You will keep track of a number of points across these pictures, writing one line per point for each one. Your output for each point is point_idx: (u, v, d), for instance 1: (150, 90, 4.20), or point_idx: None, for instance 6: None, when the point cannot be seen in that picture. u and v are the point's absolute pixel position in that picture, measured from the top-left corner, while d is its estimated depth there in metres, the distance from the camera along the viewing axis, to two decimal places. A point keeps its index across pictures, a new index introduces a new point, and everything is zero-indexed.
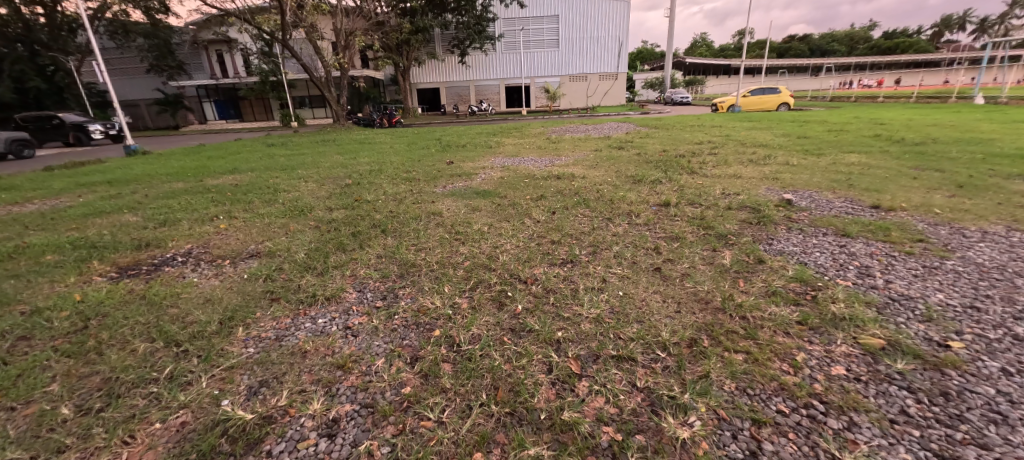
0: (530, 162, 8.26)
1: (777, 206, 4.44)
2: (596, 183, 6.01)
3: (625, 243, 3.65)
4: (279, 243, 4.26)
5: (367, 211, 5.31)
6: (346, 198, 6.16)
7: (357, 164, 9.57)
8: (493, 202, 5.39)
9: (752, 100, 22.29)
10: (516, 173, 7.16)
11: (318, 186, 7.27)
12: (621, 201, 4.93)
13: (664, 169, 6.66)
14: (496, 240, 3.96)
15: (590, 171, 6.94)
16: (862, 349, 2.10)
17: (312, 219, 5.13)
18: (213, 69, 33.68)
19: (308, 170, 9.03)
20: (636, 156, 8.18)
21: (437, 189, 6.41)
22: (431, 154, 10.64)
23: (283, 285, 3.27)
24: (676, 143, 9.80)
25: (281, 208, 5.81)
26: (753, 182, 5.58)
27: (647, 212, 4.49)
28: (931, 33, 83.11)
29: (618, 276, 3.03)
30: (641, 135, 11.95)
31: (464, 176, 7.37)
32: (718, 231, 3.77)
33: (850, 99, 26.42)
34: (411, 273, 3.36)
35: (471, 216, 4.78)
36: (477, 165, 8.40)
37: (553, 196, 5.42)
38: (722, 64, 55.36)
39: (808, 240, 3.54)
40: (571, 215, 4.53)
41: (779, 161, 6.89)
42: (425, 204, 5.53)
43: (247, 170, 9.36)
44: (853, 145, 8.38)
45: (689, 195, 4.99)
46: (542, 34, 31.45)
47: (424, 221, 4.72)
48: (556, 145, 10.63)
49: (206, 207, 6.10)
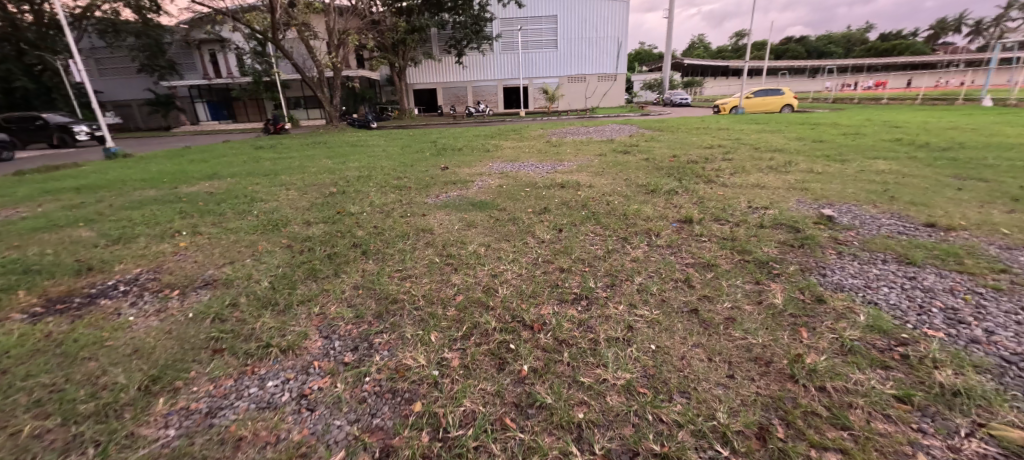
0: (531, 168, 7.69)
1: (816, 224, 3.87)
2: (604, 193, 5.45)
3: (648, 272, 3.07)
4: (240, 268, 3.65)
5: (349, 226, 4.72)
6: (328, 209, 5.56)
7: (346, 169, 8.98)
8: (491, 216, 4.81)
9: (755, 102, 21.89)
10: (516, 181, 6.57)
11: (299, 194, 6.65)
12: (636, 215, 4.36)
13: (678, 177, 6.11)
14: (494, 266, 3.36)
15: (597, 179, 6.38)
16: (1001, 447, 1.53)
17: (285, 236, 4.52)
18: (205, 69, 32.95)
19: (292, 176, 8.43)
20: (644, 162, 7.63)
21: (428, 199, 5.82)
22: (425, 158, 10.05)
23: (232, 328, 2.66)
24: (684, 147, 9.25)
25: (254, 221, 5.19)
26: (781, 193, 5.02)
27: (668, 230, 3.91)
28: (928, 35, 83.12)
29: (645, 320, 2.44)
30: (646, 138, 11.39)
31: (460, 183, 6.79)
32: (756, 257, 3.19)
33: (853, 100, 25.99)
34: (390, 313, 2.76)
35: (466, 234, 4.19)
36: (474, 171, 7.82)
37: (559, 209, 4.86)
38: (721, 65, 54.96)
39: (867, 270, 2.97)
40: (580, 234, 3.94)
41: (801, 168, 6.35)
42: (415, 217, 4.94)
43: (227, 176, 8.74)
44: (875, 150, 7.85)
45: (712, 208, 4.43)
46: (541, 34, 30.91)
47: (412, 239, 4.14)
48: (558, 149, 10.07)
49: (171, 219, 5.49)
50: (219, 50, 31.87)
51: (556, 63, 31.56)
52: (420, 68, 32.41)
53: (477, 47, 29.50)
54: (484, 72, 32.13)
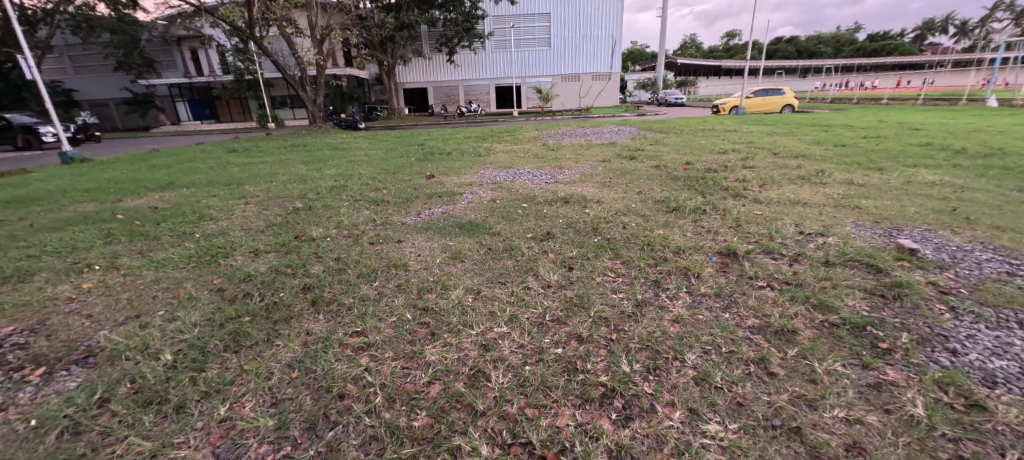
0: (527, 177, 6.79)
1: (898, 260, 3.03)
2: (617, 211, 4.62)
3: (702, 342, 2.18)
4: (141, 328, 2.70)
5: (306, 258, 3.78)
6: (284, 232, 4.59)
7: (320, 178, 8.02)
8: (482, 242, 3.92)
9: (758, 101, 21.28)
10: (511, 194, 5.67)
11: (258, 210, 5.68)
12: (664, 244, 3.48)
13: (699, 190, 5.25)
14: (485, 329, 2.46)
15: (606, 192, 5.50)
16: None
17: (222, 272, 3.58)
18: (186, 67, 31.49)
19: (258, 186, 7.47)
20: (655, 170, 6.78)
21: (407, 218, 4.91)
22: (410, 163, 9.12)
23: (83, 455, 1.73)
24: (693, 152, 8.42)
25: (192, 249, 4.23)
26: (828, 212, 4.20)
27: (709, 268, 3.03)
28: (915, 36, 83.77)
29: (720, 449, 1.56)
30: (651, 141, 10.54)
31: (446, 196, 5.89)
32: (846, 319, 2.32)
33: (853, 100, 25.48)
34: (329, 422, 1.84)
35: (450, 272, 3.28)
36: (463, 180, 6.91)
37: (566, 233, 3.98)
38: (714, 65, 54.64)
39: (1009, 342, 2.10)
40: (598, 275, 3.05)
41: (838, 179, 5.54)
42: (388, 245, 4.01)
43: (185, 186, 7.72)
44: (907, 155, 7.11)
45: (755, 236, 3.60)
46: (534, 32, 30.03)
47: (380, 279, 3.22)
48: (555, 154, 9.18)
49: (92, 245, 4.50)
50: (200, 47, 30.46)
51: (550, 61, 30.71)
52: (410, 66, 31.32)
53: (468, 45, 28.52)
54: (476, 71, 31.16)
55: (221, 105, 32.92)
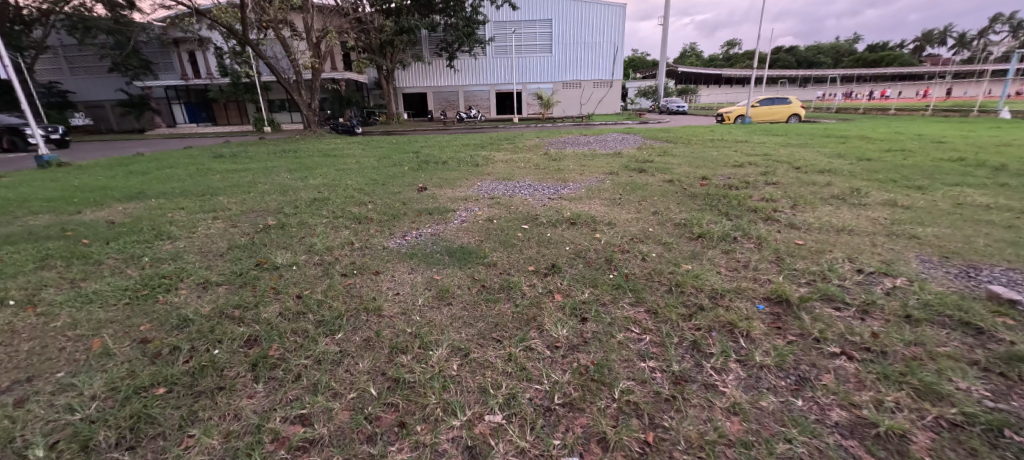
0: (528, 192, 6.19)
1: (996, 315, 2.42)
2: (632, 236, 4.00)
3: (778, 456, 1.54)
4: (16, 406, 2.02)
5: (261, 296, 3.13)
6: (245, 258, 3.94)
7: (303, 188, 7.39)
8: (475, 276, 3.28)
9: (762, 110, 20.67)
10: (510, 212, 5.06)
11: (224, 228, 5.03)
12: (697, 285, 2.85)
13: (723, 211, 4.63)
14: (473, 419, 1.81)
15: (616, 212, 4.89)
16: None
17: (157, 313, 2.93)
18: (183, 69, 31.00)
19: (235, 197, 6.84)
20: (668, 185, 6.18)
21: (391, 241, 4.28)
22: (403, 173, 8.52)
23: None
24: (706, 164, 7.82)
25: (132, 279, 3.58)
26: (883, 243, 3.59)
27: (761, 324, 2.39)
28: (914, 47, 84.11)
29: None
30: (659, 152, 9.96)
31: (437, 213, 5.27)
32: (972, 416, 1.69)
33: (859, 110, 25.06)
34: None
35: (434, 320, 2.65)
36: (457, 194, 6.29)
37: (576, 266, 3.36)
38: (714, 73, 54.52)
39: None
40: (620, 330, 2.42)
41: (879, 200, 4.94)
42: (362, 277, 3.37)
43: (156, 196, 7.09)
44: (943, 172, 6.52)
45: (802, 275, 2.99)
46: (536, 38, 29.63)
47: (344, 331, 2.57)
48: (558, 165, 8.57)
49: (19, 272, 3.84)
50: (197, 49, 29.96)
51: (551, 68, 30.27)
52: (409, 70, 30.83)
53: (469, 51, 28.10)
54: (476, 76, 30.68)
55: (217, 108, 32.39)
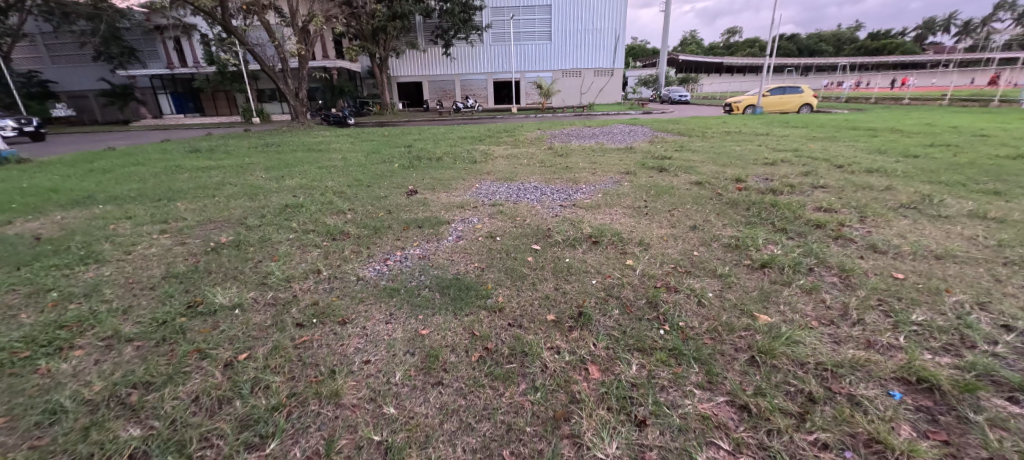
0: (535, 197, 5.32)
1: None
2: (675, 263, 3.14)
3: None
4: None
5: (178, 364, 2.25)
6: (178, 296, 3.06)
7: (277, 191, 6.49)
8: (475, 332, 2.40)
9: (774, 100, 19.64)
10: (516, 226, 4.20)
11: (169, 247, 4.14)
12: (794, 356, 2.00)
13: (779, 226, 3.78)
14: None
15: (645, 225, 4.04)
16: None
17: (24, 395, 2.06)
18: (169, 57, 29.59)
19: (196, 202, 5.93)
20: (699, 189, 5.32)
21: (369, 267, 3.41)
22: (392, 171, 7.61)
23: None
24: (733, 162, 6.95)
25: (20, 330, 2.70)
26: (1009, 277, 2.74)
27: (918, 440, 1.55)
28: (916, 35, 82.72)
29: None
30: (675, 147, 9.07)
31: (429, 225, 4.40)
32: None
33: (871, 99, 24.16)
34: None
35: (417, 418, 1.79)
36: (452, 200, 5.42)
37: (612, 314, 2.51)
38: (715, 62, 53.21)
39: None
40: (700, 447, 1.56)
41: (963, 211, 4.09)
42: (323, 331, 2.49)
43: (107, 201, 6.20)
44: (1009, 172, 5.68)
45: (930, 336, 2.15)
46: (535, 25, 28.40)
47: (280, 439, 1.72)
48: (566, 163, 7.69)
49: None
50: (181, 36, 28.56)
51: (551, 56, 29.11)
52: (403, 58, 29.63)
53: (465, 38, 26.91)
54: (473, 65, 29.47)
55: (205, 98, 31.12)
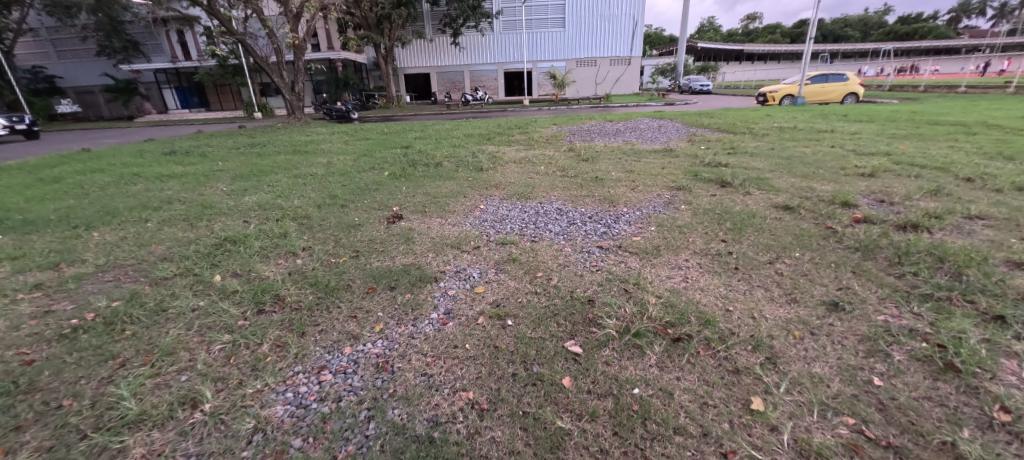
0: (558, 230, 3.83)
1: None
2: (853, 416, 1.62)
3: None
4: None
5: None
6: None
7: (230, 211, 5.14)
8: None
9: (815, 89, 17.74)
10: (541, 290, 2.71)
11: (15, 325, 2.75)
12: None
13: (994, 311, 2.20)
14: None
15: (748, 297, 2.50)
16: None
17: None
18: (173, 50, 28.55)
19: (119, 231, 4.57)
20: (793, 219, 3.74)
21: (282, 397, 1.94)
22: (378, 183, 6.16)
23: None
24: (814, 172, 5.36)
25: None
26: None
27: None
28: (949, 18, 77.89)
29: None
30: (724, 148, 7.48)
31: (407, 285, 2.92)
32: None
33: (920, 87, 21.91)
34: None
35: None
36: (447, 231, 3.96)
37: None
38: (737, 49, 50.47)
39: None
40: None
41: None
42: None
43: (16, 227, 4.89)
44: None
45: None
46: (548, 11, 26.60)
47: None
48: (593, 170, 6.19)
49: None
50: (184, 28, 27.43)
51: (565, 44, 27.27)
52: (409, 48, 28.03)
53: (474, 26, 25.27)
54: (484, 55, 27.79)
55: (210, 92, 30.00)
